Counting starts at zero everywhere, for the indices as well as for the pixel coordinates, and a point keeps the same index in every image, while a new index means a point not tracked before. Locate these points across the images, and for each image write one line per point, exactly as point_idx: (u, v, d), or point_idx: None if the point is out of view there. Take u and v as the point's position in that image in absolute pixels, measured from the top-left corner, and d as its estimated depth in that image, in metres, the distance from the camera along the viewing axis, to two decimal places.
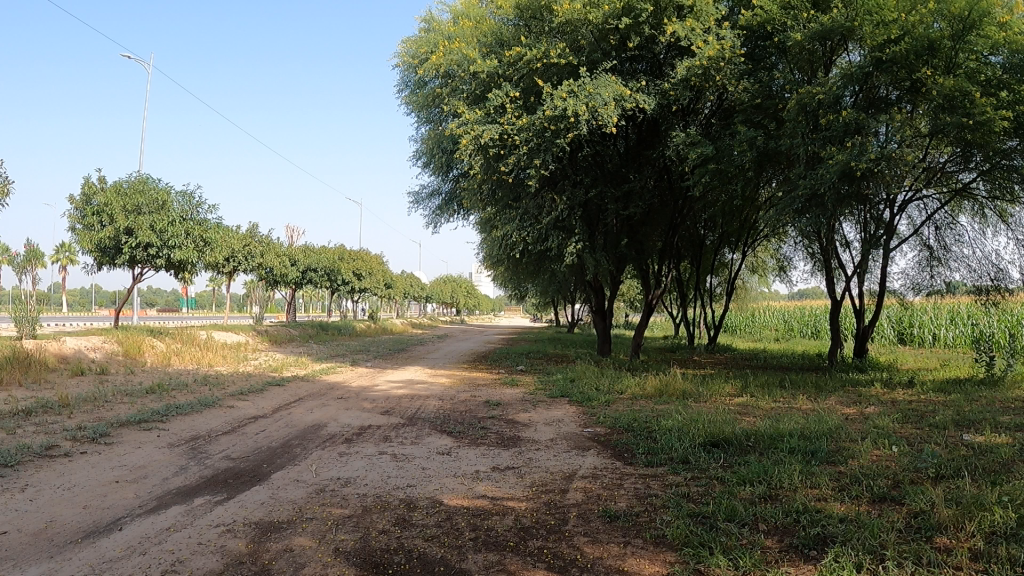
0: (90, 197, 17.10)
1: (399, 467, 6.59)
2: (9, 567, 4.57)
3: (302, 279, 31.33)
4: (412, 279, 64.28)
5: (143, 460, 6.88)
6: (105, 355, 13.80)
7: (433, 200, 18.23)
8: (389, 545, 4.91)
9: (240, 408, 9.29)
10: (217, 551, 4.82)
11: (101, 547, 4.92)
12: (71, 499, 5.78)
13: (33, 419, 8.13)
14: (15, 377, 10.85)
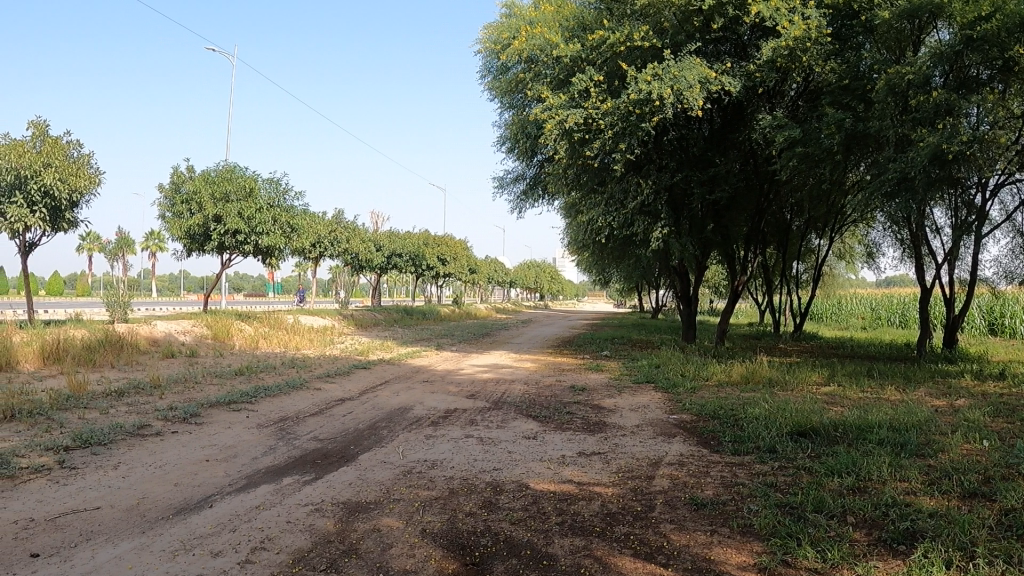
0: (178, 185, 17.70)
1: (485, 450, 6.62)
2: (103, 540, 4.88)
3: (387, 264, 31.79)
4: (496, 265, 64.48)
5: (232, 440, 7.07)
6: (194, 339, 14.29)
7: (518, 185, 18.21)
8: (475, 528, 4.95)
9: (327, 390, 9.48)
10: (305, 530, 4.95)
11: (192, 523, 5.10)
12: (162, 476, 5.99)
13: (125, 399, 8.43)
14: (108, 359, 11.33)
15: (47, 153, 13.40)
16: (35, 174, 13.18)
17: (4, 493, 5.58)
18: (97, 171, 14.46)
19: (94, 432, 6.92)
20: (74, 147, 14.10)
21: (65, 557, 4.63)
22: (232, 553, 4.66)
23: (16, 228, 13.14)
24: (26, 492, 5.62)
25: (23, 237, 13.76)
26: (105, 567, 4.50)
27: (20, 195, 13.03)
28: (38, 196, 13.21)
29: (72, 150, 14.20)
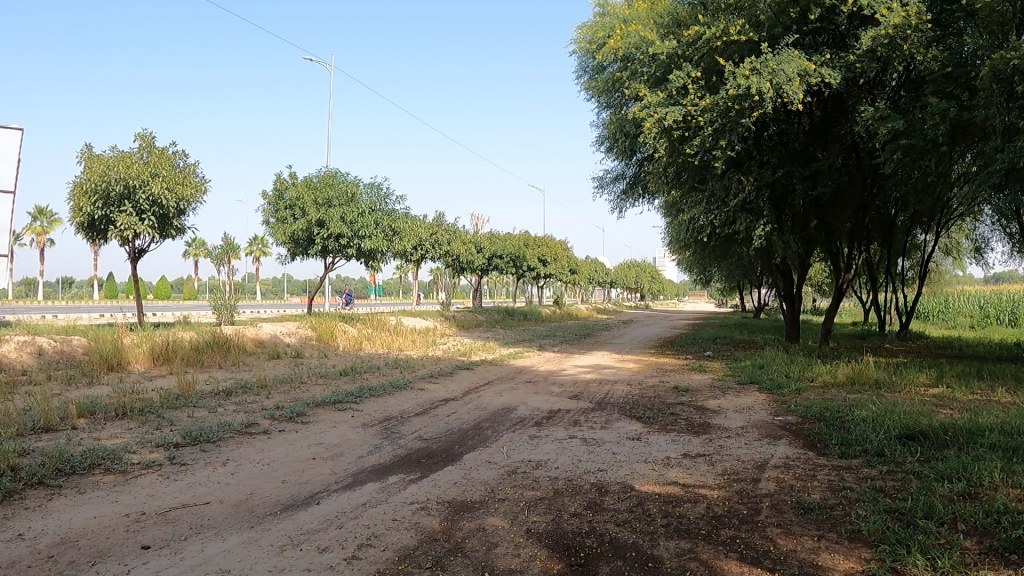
0: (282, 192, 18.36)
1: (589, 451, 6.60)
2: (214, 533, 5.08)
3: (489, 266, 32.09)
4: (595, 264, 64.27)
5: (338, 438, 7.22)
6: (299, 340, 14.72)
7: (618, 184, 18.09)
8: (581, 529, 4.94)
9: (431, 391, 9.61)
10: (411, 527, 5.02)
11: (299, 519, 5.23)
12: (269, 473, 6.16)
13: (233, 399, 8.72)
14: (216, 360, 11.76)
15: (154, 163, 13.96)
16: (143, 184, 13.75)
17: (119, 487, 5.86)
18: (203, 179, 14.94)
19: (204, 430, 7.18)
20: (180, 157, 14.61)
21: (177, 549, 4.88)
22: (338, 549, 4.76)
23: (126, 235, 13.78)
24: (139, 487, 5.88)
25: (134, 244, 14.37)
26: (215, 559, 4.70)
27: (129, 204, 13.62)
28: (145, 205, 13.77)
29: (179, 159, 14.71)
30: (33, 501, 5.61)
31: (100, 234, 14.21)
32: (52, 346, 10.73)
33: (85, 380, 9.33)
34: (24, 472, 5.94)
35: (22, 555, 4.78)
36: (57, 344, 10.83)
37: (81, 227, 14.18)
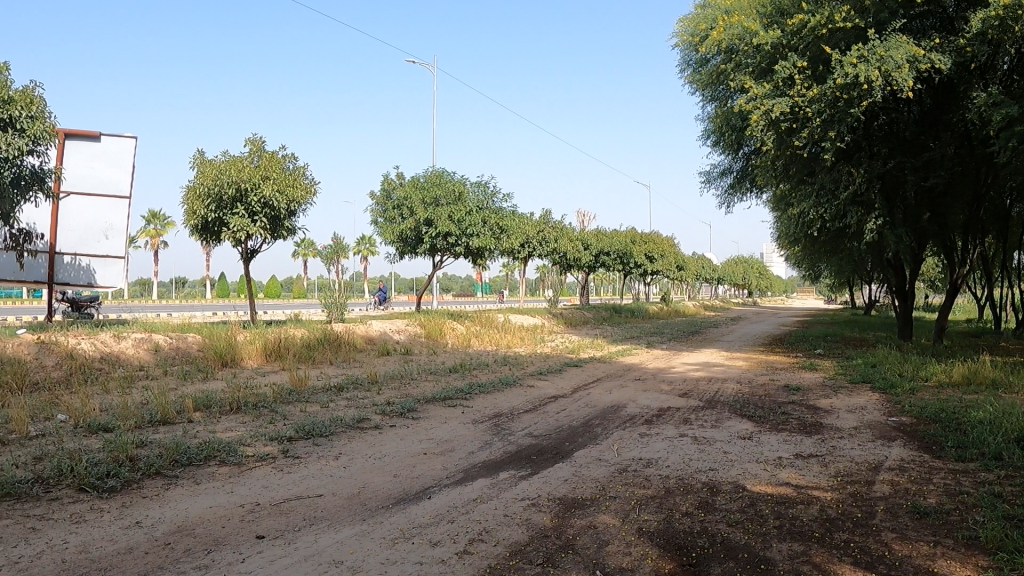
0: (389, 192, 18.97)
1: (701, 450, 6.53)
2: (328, 525, 5.21)
3: (596, 263, 32.16)
4: (702, 261, 63.46)
5: (448, 434, 7.31)
6: (408, 337, 14.99)
7: (725, 179, 17.86)
8: (692, 528, 4.89)
9: (540, 388, 9.63)
10: (522, 523, 5.06)
11: (412, 513, 5.33)
12: (381, 468, 6.26)
13: (344, 394, 8.90)
14: (326, 357, 12.07)
15: (265, 167, 14.34)
16: (255, 187, 14.18)
17: (234, 478, 6.07)
18: (311, 181, 15.28)
19: (316, 424, 7.36)
20: (290, 160, 15.00)
21: (290, 540, 5.04)
22: (450, 543, 4.82)
23: (239, 237, 14.23)
24: (253, 479, 6.07)
25: (246, 245, 14.83)
26: (328, 550, 4.83)
27: (241, 207, 14.09)
28: (257, 207, 14.18)
29: (289, 163, 15.07)
30: (152, 491, 5.90)
31: (213, 236, 14.74)
32: (169, 342, 11.19)
33: (200, 376, 9.73)
34: (143, 463, 6.25)
35: (141, 542, 5.08)
36: (173, 340, 11.27)
37: (195, 230, 14.72)
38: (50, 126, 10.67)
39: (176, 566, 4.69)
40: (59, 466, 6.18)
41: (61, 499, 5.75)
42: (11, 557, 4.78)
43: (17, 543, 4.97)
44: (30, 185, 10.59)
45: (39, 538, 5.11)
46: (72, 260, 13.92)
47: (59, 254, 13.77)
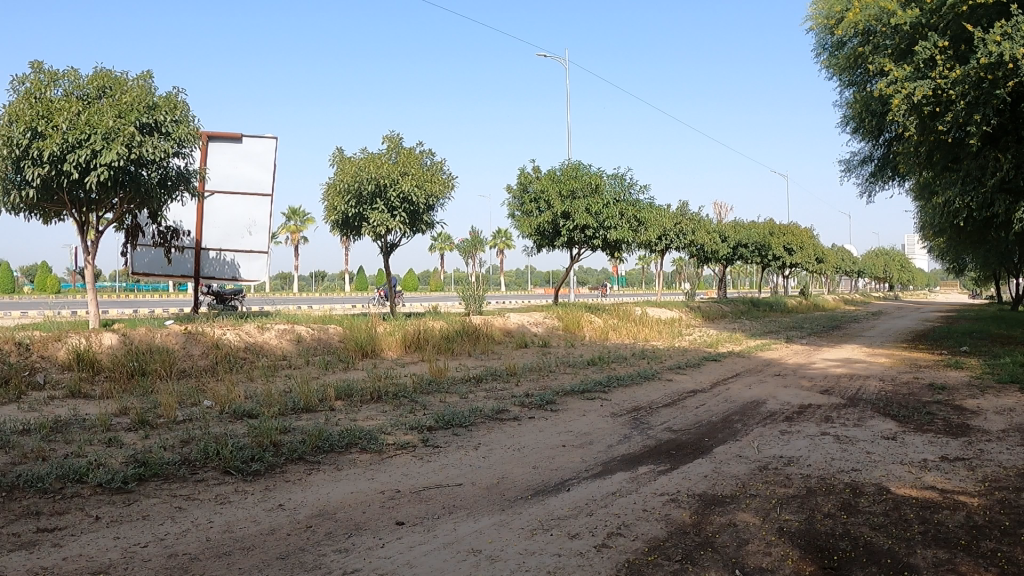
0: (526, 185, 19.48)
1: (843, 450, 6.53)
2: (466, 515, 5.43)
3: (732, 255, 32.01)
4: (841, 252, 61.24)
5: (587, 427, 7.43)
6: (546, 330, 15.24)
7: (866, 167, 17.29)
8: (833, 531, 4.80)
9: (679, 381, 9.66)
10: (662, 519, 5.13)
11: (550, 505, 5.56)
12: (521, 459, 6.57)
13: (484, 385, 9.12)
14: (465, 348, 12.35)
15: (403, 162, 14.83)
16: (394, 182, 14.67)
17: (375, 466, 6.39)
18: (448, 176, 15.70)
19: (456, 414, 7.55)
20: (427, 155, 15.44)
21: (429, 527, 5.25)
22: (588, 536, 4.91)
23: (379, 231, 14.80)
24: (394, 466, 6.40)
25: (386, 239, 15.37)
26: (467, 539, 4.99)
27: (380, 202, 14.62)
28: (396, 202, 14.65)
29: (427, 158, 15.47)
30: (294, 475, 6.25)
31: (353, 229, 15.52)
32: (310, 333, 11.70)
33: (341, 366, 10.19)
34: (286, 449, 6.59)
35: (283, 524, 5.41)
36: (315, 331, 11.75)
37: (336, 225, 15.64)
38: (194, 130, 11.19)
39: (318, 548, 4.96)
40: (206, 450, 6.59)
41: (208, 481, 6.18)
42: (158, 533, 5.25)
43: (165, 522, 5.44)
44: (177, 184, 11.18)
45: (187, 517, 5.53)
46: (217, 256, 14.87)
47: (206, 250, 14.75)
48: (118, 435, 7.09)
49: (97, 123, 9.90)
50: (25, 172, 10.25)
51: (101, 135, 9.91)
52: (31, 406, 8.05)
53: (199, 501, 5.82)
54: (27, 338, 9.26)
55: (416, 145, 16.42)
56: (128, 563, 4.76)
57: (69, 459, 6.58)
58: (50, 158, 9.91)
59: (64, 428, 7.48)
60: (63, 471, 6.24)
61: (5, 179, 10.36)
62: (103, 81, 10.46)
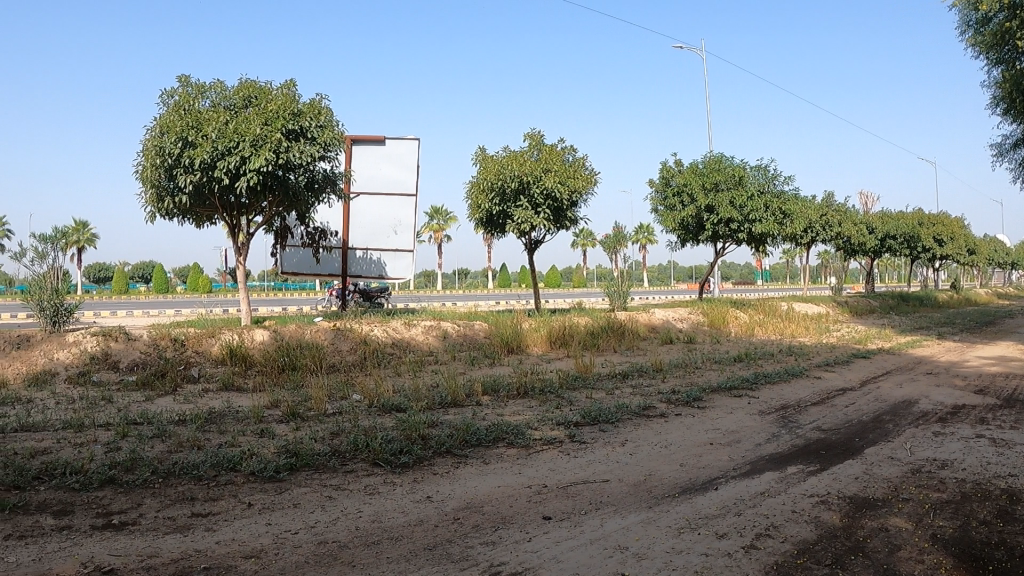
0: (669, 179, 20.93)
1: (1001, 453, 6.22)
2: (613, 511, 5.43)
3: (879, 248, 30.99)
4: (994, 243, 57.88)
5: (734, 425, 7.51)
6: (692, 326, 15.76)
7: (1018, 151, 16.39)
8: (991, 540, 4.60)
9: (826, 380, 9.52)
10: (811, 521, 5.02)
11: (698, 503, 5.50)
12: (667, 457, 6.62)
13: (630, 381, 9.51)
14: (610, 344, 12.43)
15: (546, 160, 15.91)
16: (537, 179, 15.79)
17: (523, 461, 6.57)
18: (589, 171, 16.60)
19: (602, 410, 7.86)
20: (568, 152, 16.38)
21: (576, 523, 5.26)
22: (736, 537, 4.84)
23: (523, 227, 15.94)
24: (542, 461, 6.57)
25: (530, 235, 16.58)
26: (614, 535, 4.98)
27: (524, 199, 15.83)
28: (539, 198, 15.79)
29: (567, 155, 16.49)
30: (441, 469, 6.44)
31: (497, 227, 16.77)
32: (457, 329, 12.37)
33: (487, 361, 10.65)
34: (435, 443, 6.85)
35: (431, 516, 5.52)
36: (461, 328, 12.41)
37: (481, 223, 16.94)
38: (338, 134, 11.48)
39: (466, 540, 5.05)
40: (356, 442, 6.84)
41: (357, 472, 6.39)
42: (308, 521, 5.46)
43: (315, 510, 5.66)
44: (323, 187, 11.62)
45: (336, 506, 5.73)
46: (363, 254, 15.48)
47: (353, 249, 15.41)
48: (269, 426, 7.41)
49: (244, 130, 10.42)
50: (177, 180, 10.89)
51: (249, 142, 10.44)
52: (186, 399, 8.60)
53: (349, 491, 6.01)
54: (183, 335, 10.89)
55: (562, 140, 17.41)
56: (279, 548, 4.97)
57: (222, 449, 6.91)
58: (201, 165, 10.50)
59: (219, 419, 7.89)
60: (217, 460, 6.57)
61: (160, 187, 11.04)
62: (248, 92, 10.97)
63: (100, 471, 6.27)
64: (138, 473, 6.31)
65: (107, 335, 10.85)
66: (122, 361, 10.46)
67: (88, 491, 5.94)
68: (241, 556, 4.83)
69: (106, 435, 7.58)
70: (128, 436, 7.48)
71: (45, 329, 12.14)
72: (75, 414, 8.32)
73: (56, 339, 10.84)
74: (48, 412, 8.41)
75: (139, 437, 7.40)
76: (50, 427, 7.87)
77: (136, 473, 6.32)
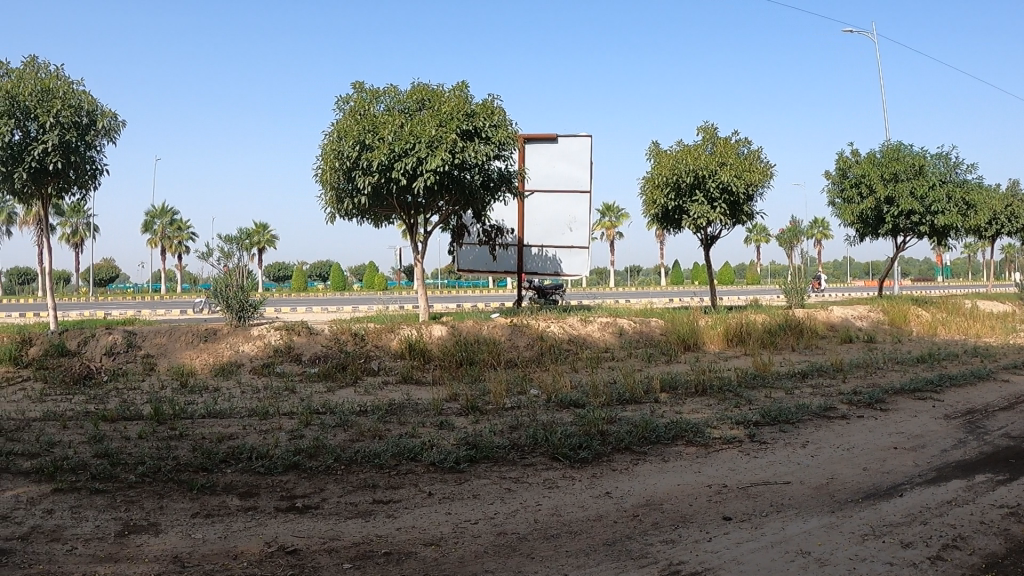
0: (845, 170, 20.17)
1: None
2: (794, 514, 5.32)
3: None
4: None
5: (919, 429, 7.22)
6: (871, 324, 15.20)
7: None
8: None
9: (1020, 383, 8.95)
10: (1000, 535, 4.82)
11: (881, 510, 5.32)
12: (850, 459, 6.42)
13: (810, 381, 9.24)
14: (788, 343, 12.15)
15: (721, 153, 15.74)
16: (713, 173, 15.67)
17: (701, 459, 6.54)
18: (765, 163, 16.25)
19: (782, 410, 7.68)
20: (743, 144, 16.13)
21: (756, 524, 5.19)
22: (922, 547, 4.67)
23: (699, 222, 15.86)
24: (720, 461, 6.52)
25: (707, 230, 16.43)
26: (796, 539, 4.88)
27: (700, 193, 15.75)
28: (715, 192, 15.66)
29: (742, 147, 16.20)
30: (620, 465, 6.50)
31: (674, 223, 16.72)
32: (633, 326, 12.43)
33: (663, 358, 10.73)
34: (613, 439, 6.92)
35: (610, 511, 5.58)
36: (637, 324, 12.47)
37: (656, 219, 16.92)
38: (512, 133, 11.72)
39: (644, 537, 5.08)
40: (535, 436, 7.01)
41: (535, 465, 6.54)
42: (488, 512, 5.64)
43: (494, 501, 5.83)
44: (499, 186, 11.91)
45: (515, 498, 5.88)
46: (539, 252, 15.75)
47: (529, 246, 15.73)
48: (448, 419, 7.70)
49: (420, 132, 10.86)
50: (356, 182, 11.49)
51: (425, 143, 10.86)
52: (367, 391, 9.05)
53: (528, 484, 6.16)
54: (363, 330, 11.45)
55: (734, 132, 17.15)
56: (459, 537, 5.16)
57: (404, 439, 7.22)
58: (380, 167, 11.05)
59: (399, 410, 8.24)
60: (398, 450, 6.86)
61: (340, 189, 11.70)
62: (421, 95, 11.38)
63: (285, 456, 6.68)
64: (322, 459, 6.68)
65: (290, 329, 11.55)
66: (304, 353, 11.11)
67: (273, 475, 6.35)
68: (422, 543, 5.06)
69: (293, 423, 8.07)
70: (312, 424, 7.93)
71: (231, 323, 13.03)
72: (262, 402, 8.89)
73: (242, 332, 11.63)
74: (236, 400, 9.04)
75: (322, 425, 7.82)
76: (239, 414, 8.46)
77: (320, 460, 6.70)
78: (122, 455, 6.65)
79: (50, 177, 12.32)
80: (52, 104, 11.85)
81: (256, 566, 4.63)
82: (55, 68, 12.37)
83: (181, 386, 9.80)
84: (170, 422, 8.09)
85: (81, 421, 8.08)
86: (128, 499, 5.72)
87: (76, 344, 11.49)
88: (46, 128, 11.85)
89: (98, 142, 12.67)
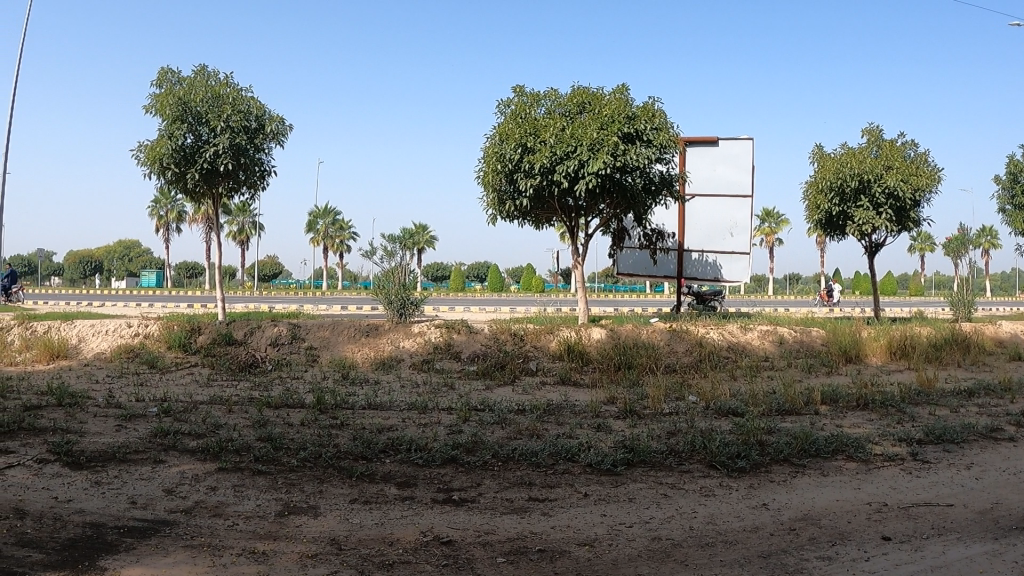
0: (1017, 175, 18.88)
1: None
2: (956, 539, 5.11)
3: None
4: None
5: None
6: None
7: None
8: None
9: None
10: None
11: None
12: (1019, 485, 6.08)
13: (976, 399, 8.77)
14: (955, 358, 11.56)
15: (887, 156, 15.12)
16: (878, 178, 15.08)
17: (862, 476, 6.36)
18: (935, 166, 15.47)
19: (947, 428, 7.34)
20: (910, 147, 15.40)
21: (917, 547, 5.01)
22: None
23: (864, 229, 15.26)
24: (882, 478, 6.32)
25: (870, 237, 15.79)
26: (957, 565, 4.69)
27: (865, 199, 15.17)
28: (881, 197, 15.05)
29: (909, 150, 15.47)
30: (778, 476, 6.41)
31: (838, 229, 16.13)
32: (793, 335, 12.13)
33: (824, 370, 10.46)
34: (771, 450, 6.82)
35: (767, 523, 5.52)
36: (797, 333, 12.17)
37: (817, 225, 16.41)
38: (673, 135, 11.66)
39: (799, 551, 5.00)
40: (693, 443, 7.00)
41: (692, 473, 6.54)
42: (643, 516, 5.70)
43: (650, 506, 5.88)
44: (660, 189, 11.89)
45: (670, 504, 5.92)
46: (699, 257, 15.58)
47: (689, 251, 15.60)
48: (606, 422, 7.80)
49: (581, 135, 11.02)
50: (517, 184, 11.79)
51: (586, 146, 11.01)
52: (525, 391, 9.29)
53: (684, 491, 6.17)
54: (522, 331, 11.73)
55: (902, 134, 16.40)
56: (612, 539, 5.25)
57: (561, 439, 7.37)
58: (541, 170, 11.31)
59: (556, 410, 8.40)
60: (556, 449, 7.02)
61: (502, 191, 12.04)
62: (581, 98, 11.53)
63: (443, 450, 6.97)
64: (479, 455, 6.93)
65: (450, 327, 11.96)
66: (463, 351, 11.49)
67: (431, 467, 6.65)
68: (575, 542, 5.18)
69: (452, 418, 8.39)
70: (470, 420, 8.21)
71: (392, 319, 13.61)
72: (421, 397, 9.29)
73: (402, 328, 12.14)
74: (395, 393, 9.47)
75: (480, 421, 8.08)
76: (399, 407, 8.87)
77: (477, 455, 6.94)
78: (286, 440, 7.12)
79: (222, 177, 13.23)
80: (222, 109, 12.77)
81: (411, 554, 4.89)
82: (225, 76, 13.32)
83: (343, 377, 10.36)
84: (331, 411, 8.58)
85: (247, 406, 8.70)
86: (288, 482, 6.14)
87: (242, 334, 12.31)
88: (218, 131, 12.78)
89: (266, 145, 13.48)
